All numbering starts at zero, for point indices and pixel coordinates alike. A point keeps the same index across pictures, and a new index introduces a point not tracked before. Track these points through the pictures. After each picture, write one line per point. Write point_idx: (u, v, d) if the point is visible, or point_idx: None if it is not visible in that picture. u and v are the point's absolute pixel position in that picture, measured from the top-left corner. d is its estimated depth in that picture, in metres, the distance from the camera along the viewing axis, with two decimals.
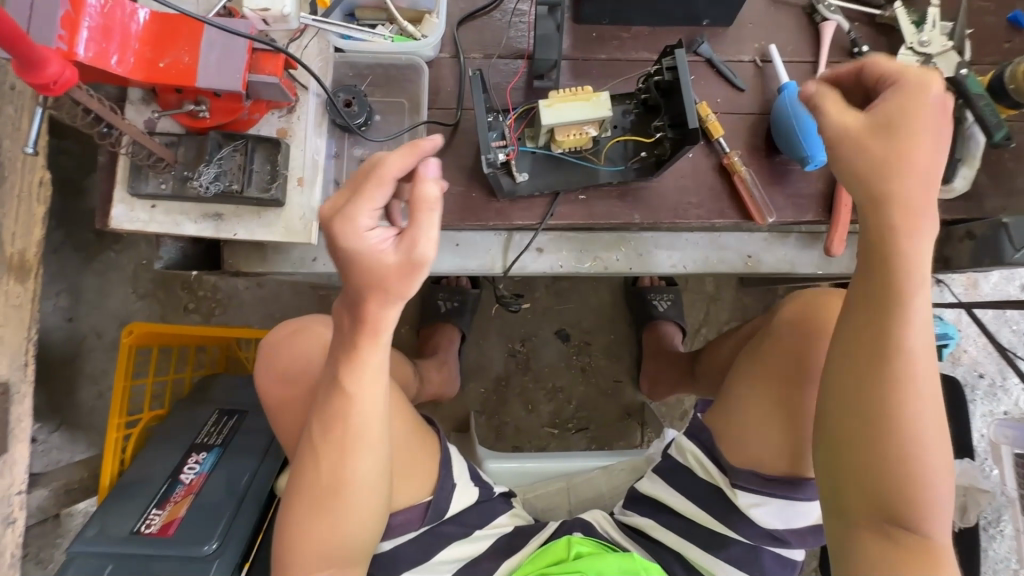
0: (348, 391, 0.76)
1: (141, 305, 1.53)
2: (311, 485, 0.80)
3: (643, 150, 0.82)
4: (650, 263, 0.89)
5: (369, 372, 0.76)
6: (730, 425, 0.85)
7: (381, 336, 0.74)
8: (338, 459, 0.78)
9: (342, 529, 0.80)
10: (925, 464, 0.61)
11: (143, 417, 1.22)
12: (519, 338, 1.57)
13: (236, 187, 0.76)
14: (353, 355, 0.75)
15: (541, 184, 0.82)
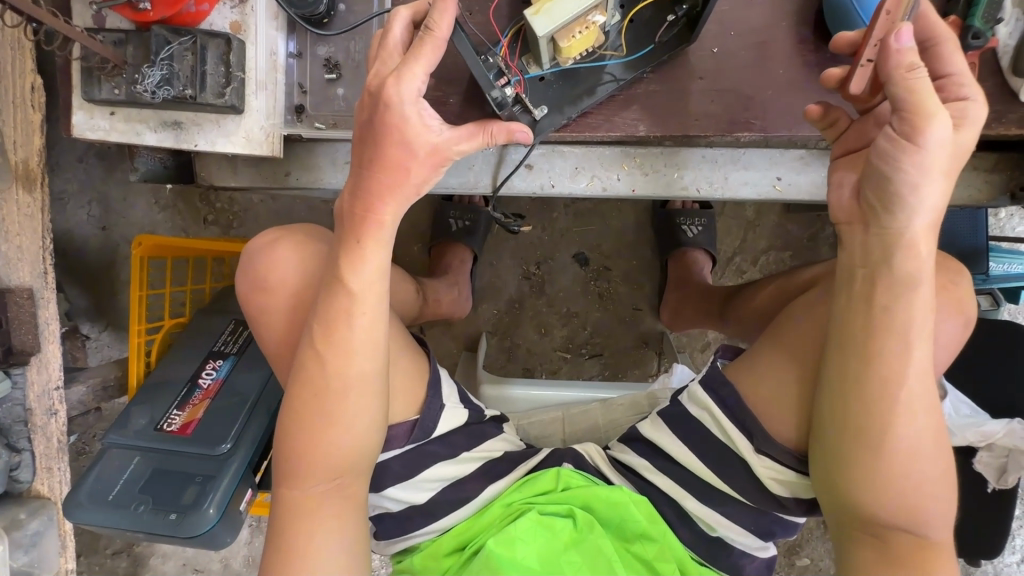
0: (350, 284, 0.62)
1: (165, 216, 1.56)
2: (304, 395, 0.64)
3: (668, 13, 0.68)
4: (658, 185, 0.76)
5: (373, 263, 0.62)
6: (757, 396, 0.74)
7: (386, 225, 0.61)
8: (342, 362, 0.63)
9: (342, 443, 0.65)
10: (914, 475, 0.61)
11: (164, 323, 1.28)
12: (535, 261, 1.49)
13: (189, 92, 0.69)
14: (353, 245, 0.61)
15: (565, 100, 0.69)
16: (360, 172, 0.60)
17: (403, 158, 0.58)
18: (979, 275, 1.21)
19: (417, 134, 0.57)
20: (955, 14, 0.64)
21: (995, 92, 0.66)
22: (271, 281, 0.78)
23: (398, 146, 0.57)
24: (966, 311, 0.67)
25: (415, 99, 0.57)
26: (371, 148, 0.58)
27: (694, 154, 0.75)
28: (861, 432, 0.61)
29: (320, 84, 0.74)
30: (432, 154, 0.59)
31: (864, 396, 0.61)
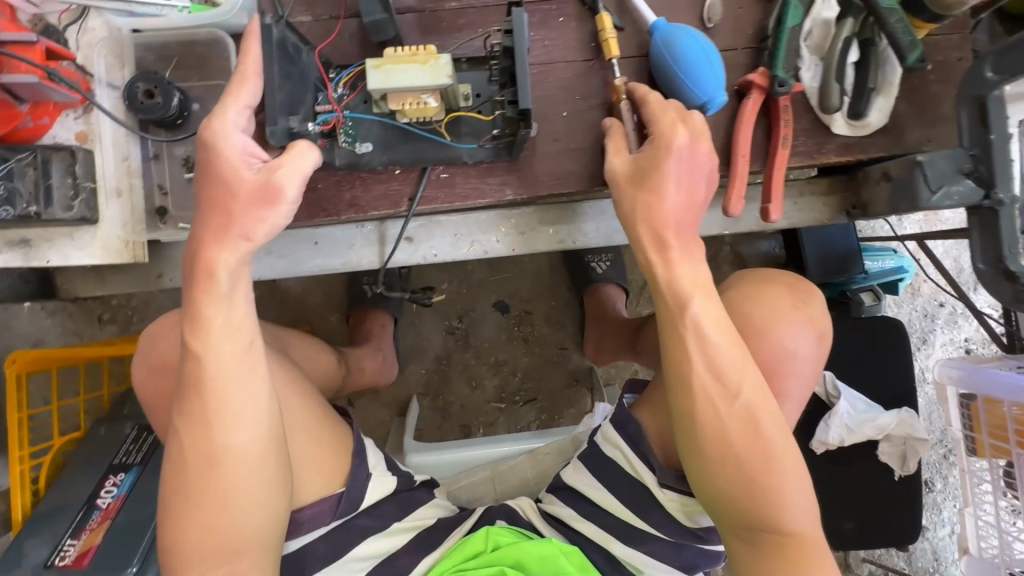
0: (198, 347, 0.56)
1: (53, 321, 1.44)
2: (173, 479, 0.57)
3: (496, 129, 0.70)
4: (536, 241, 0.79)
5: (217, 320, 0.57)
6: (655, 431, 0.78)
7: (220, 275, 0.56)
8: (205, 434, 0.57)
9: (225, 530, 0.58)
10: (760, 468, 0.62)
11: (53, 443, 1.16)
12: (457, 315, 1.49)
13: (32, 210, 0.65)
14: (191, 303, 0.57)
15: (377, 154, 0.70)
16: (198, 222, 0.57)
17: (227, 200, 0.56)
18: (857, 274, 1.32)
19: (232, 172, 0.56)
20: (763, 64, 0.72)
21: (813, 127, 0.74)
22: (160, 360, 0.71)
23: (223, 190, 0.56)
24: (822, 325, 0.74)
25: (231, 133, 0.57)
26: (203, 193, 0.57)
27: (565, 210, 0.78)
28: (698, 437, 0.63)
29: (182, 183, 0.72)
30: (258, 186, 0.56)
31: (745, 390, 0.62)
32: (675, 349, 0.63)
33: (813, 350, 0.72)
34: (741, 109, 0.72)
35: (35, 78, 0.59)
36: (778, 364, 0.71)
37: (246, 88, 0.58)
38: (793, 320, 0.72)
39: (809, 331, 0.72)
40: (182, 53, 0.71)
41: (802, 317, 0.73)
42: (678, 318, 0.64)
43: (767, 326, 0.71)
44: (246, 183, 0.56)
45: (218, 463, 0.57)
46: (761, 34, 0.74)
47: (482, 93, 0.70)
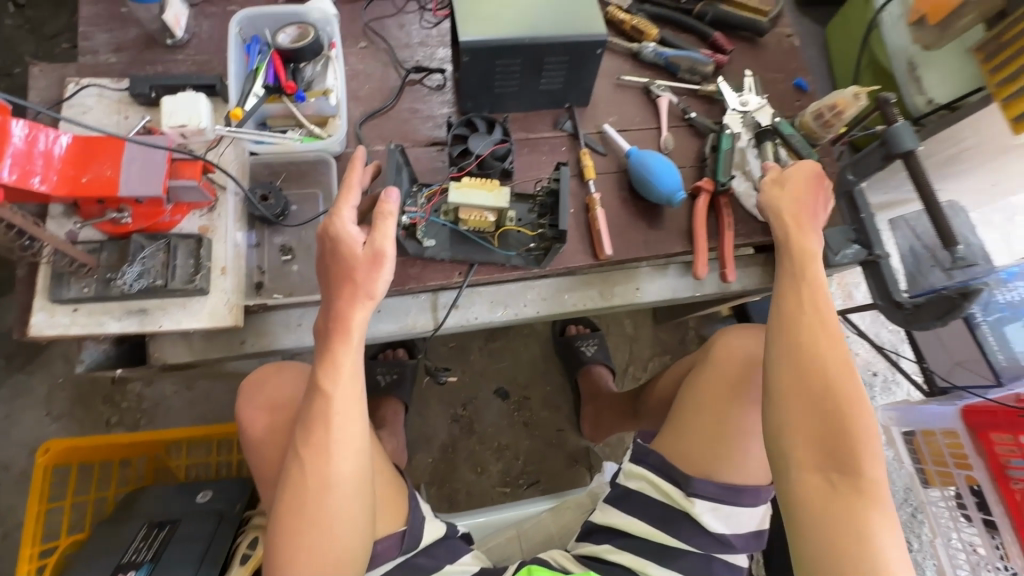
0: (326, 387, 0.70)
1: (58, 426, 1.45)
2: (291, 501, 0.67)
3: (532, 243, 0.94)
4: (556, 305, 1.01)
5: (345, 369, 0.71)
6: (673, 452, 0.92)
7: (354, 331, 0.71)
8: (321, 464, 0.68)
9: (328, 548, 0.67)
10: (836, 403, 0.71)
11: (59, 544, 1.14)
12: (461, 402, 1.61)
13: (159, 282, 0.82)
14: (328, 348, 0.71)
15: (439, 250, 0.93)
16: (331, 288, 0.73)
17: (355, 273, 0.71)
18: None
19: (350, 251, 0.72)
20: (707, 175, 1.03)
21: (746, 216, 1.04)
22: (270, 399, 0.84)
23: (349, 265, 0.72)
24: None
25: (348, 224, 0.73)
26: (332, 267, 0.73)
27: (578, 281, 1.02)
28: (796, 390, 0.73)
29: (277, 265, 0.91)
30: (370, 258, 0.72)
31: (837, 357, 0.73)
32: (793, 308, 0.76)
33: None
34: (694, 205, 1.02)
35: (194, 181, 0.81)
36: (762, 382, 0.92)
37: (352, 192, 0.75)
38: None
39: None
40: (289, 169, 0.94)
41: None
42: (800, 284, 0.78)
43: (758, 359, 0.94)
44: (362, 257, 0.71)
45: (332, 487, 0.68)
46: (700, 157, 1.07)
47: (527, 216, 0.94)
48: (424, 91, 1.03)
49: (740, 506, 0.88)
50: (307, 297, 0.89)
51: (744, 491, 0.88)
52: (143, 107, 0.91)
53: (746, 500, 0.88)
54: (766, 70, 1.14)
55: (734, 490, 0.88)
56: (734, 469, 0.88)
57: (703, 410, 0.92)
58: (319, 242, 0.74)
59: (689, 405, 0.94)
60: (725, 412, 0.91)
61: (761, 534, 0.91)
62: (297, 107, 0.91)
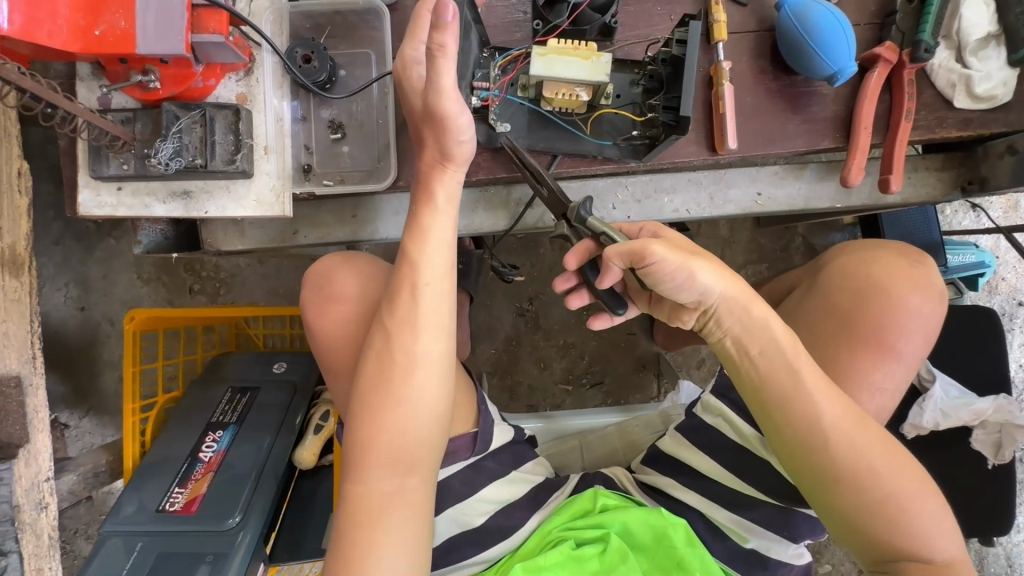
0: (415, 256, 0.66)
1: (149, 289, 1.54)
2: (375, 377, 0.64)
3: (635, 129, 0.74)
4: (652, 208, 0.82)
5: (436, 247, 0.67)
6: None
7: (440, 204, 0.67)
8: (406, 340, 0.65)
9: (409, 427, 0.64)
10: (902, 499, 0.61)
11: (158, 400, 1.25)
12: (528, 297, 1.52)
13: (198, 162, 0.71)
14: (417, 218, 0.67)
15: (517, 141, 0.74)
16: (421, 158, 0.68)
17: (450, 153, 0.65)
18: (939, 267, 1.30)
19: (435, 95, 0.62)
20: (890, 39, 0.73)
21: (933, 103, 0.76)
22: (332, 295, 0.79)
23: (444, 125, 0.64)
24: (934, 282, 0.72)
25: (414, 66, 0.66)
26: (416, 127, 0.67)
27: (680, 177, 0.81)
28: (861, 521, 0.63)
29: (326, 144, 0.77)
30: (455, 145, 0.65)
31: (915, 504, 0.61)
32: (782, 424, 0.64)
33: (931, 313, 0.69)
34: (864, 81, 0.74)
35: (221, 37, 0.66)
36: (888, 315, 0.68)
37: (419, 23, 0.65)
38: (902, 277, 0.70)
39: (928, 292, 0.69)
40: (335, 22, 0.76)
41: (917, 279, 0.70)
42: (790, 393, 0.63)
43: (883, 285, 0.69)
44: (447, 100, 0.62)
45: (418, 366, 0.64)
46: (885, 10, 0.76)
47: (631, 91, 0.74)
48: None
49: None
50: (360, 185, 0.77)
51: None
52: None
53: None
54: None
55: None
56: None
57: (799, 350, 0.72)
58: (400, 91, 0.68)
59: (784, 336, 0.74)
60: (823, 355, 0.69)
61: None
62: None
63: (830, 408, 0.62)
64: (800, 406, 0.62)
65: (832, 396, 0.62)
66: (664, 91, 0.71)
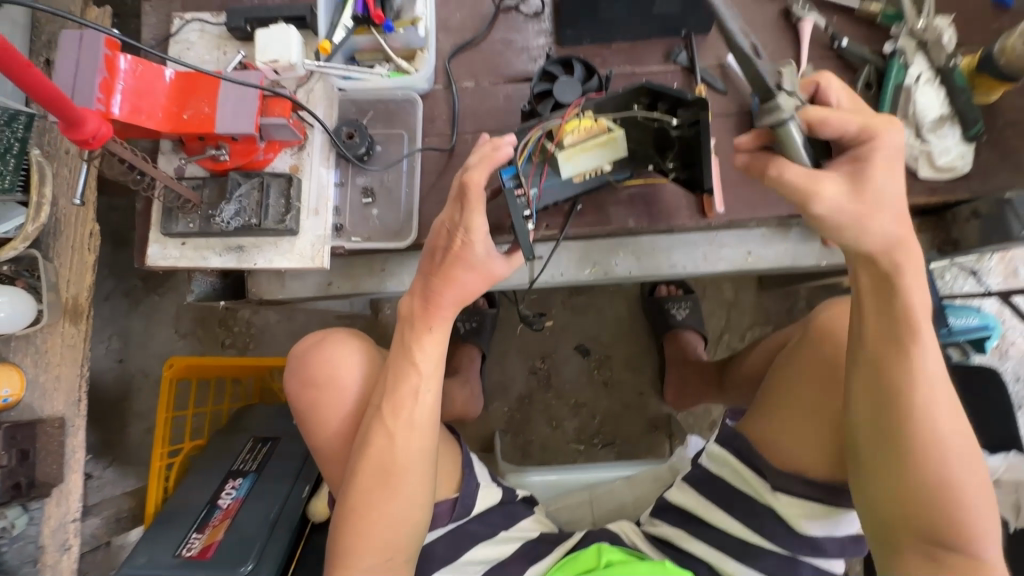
0: (416, 360, 0.70)
1: (184, 343, 1.64)
2: (371, 467, 0.69)
3: (651, 164, 0.81)
4: (654, 265, 0.91)
5: (434, 353, 0.71)
6: (768, 439, 0.79)
7: (442, 311, 0.71)
8: (406, 439, 0.69)
9: (400, 513, 0.68)
10: (966, 488, 0.61)
11: (184, 446, 1.30)
12: (540, 355, 1.57)
13: (254, 221, 0.83)
14: (418, 327, 0.71)
15: (552, 199, 0.81)
16: (427, 283, 0.70)
17: (464, 276, 0.69)
18: (943, 328, 1.31)
19: (469, 247, 0.68)
20: None
21: (899, 174, 0.85)
22: (323, 376, 0.77)
23: (460, 270, 0.69)
24: None
25: (480, 242, 0.68)
26: (431, 254, 0.70)
27: (678, 240, 0.90)
28: (916, 489, 0.62)
29: (358, 207, 0.88)
30: (484, 272, 0.70)
31: (978, 494, 0.61)
32: (889, 367, 0.63)
33: None
34: None
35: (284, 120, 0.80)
36: None
37: (475, 208, 0.65)
38: None
39: None
40: (376, 108, 0.90)
41: None
42: (887, 351, 0.63)
43: None
44: (481, 265, 0.69)
45: (405, 459, 0.69)
46: (848, 96, 0.87)
47: (641, 142, 0.80)
48: (519, 19, 0.93)
49: (844, 509, 0.75)
50: (383, 245, 0.87)
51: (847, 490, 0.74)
52: (240, 42, 0.91)
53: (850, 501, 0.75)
54: None
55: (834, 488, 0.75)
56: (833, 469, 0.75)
57: (790, 389, 0.79)
58: (432, 236, 0.70)
59: (783, 388, 0.80)
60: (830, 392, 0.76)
61: (861, 541, 0.79)
62: (385, 39, 0.86)
63: (935, 388, 0.62)
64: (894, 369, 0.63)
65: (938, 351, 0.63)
66: (678, 153, 0.78)
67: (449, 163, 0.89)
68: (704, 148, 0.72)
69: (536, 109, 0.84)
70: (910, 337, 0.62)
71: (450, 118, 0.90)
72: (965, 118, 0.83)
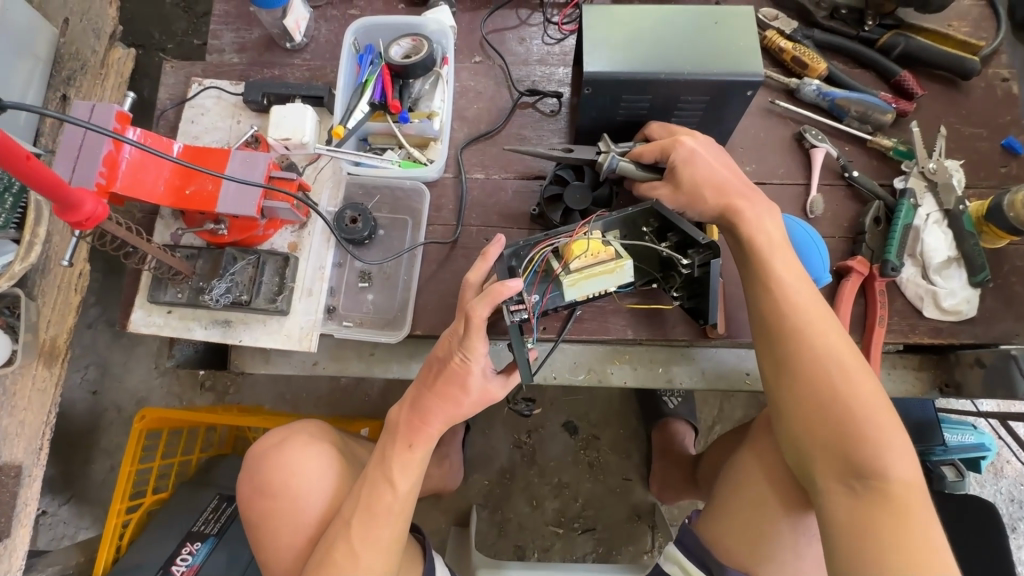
0: (391, 475, 0.69)
1: (162, 381, 1.59)
2: None
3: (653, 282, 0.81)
4: (648, 376, 0.89)
5: (410, 471, 0.69)
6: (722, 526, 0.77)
7: (427, 430, 0.70)
8: (367, 562, 0.66)
9: None
10: (889, 460, 0.61)
11: (145, 500, 1.24)
12: (526, 429, 1.53)
13: (244, 299, 0.81)
14: (402, 441, 0.70)
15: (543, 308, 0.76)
16: (418, 397, 0.70)
17: (459, 396, 0.68)
18: (939, 446, 1.28)
19: (465, 374, 0.67)
20: (861, 254, 0.84)
21: (902, 311, 0.84)
22: (278, 484, 0.76)
23: (456, 387, 0.68)
24: None
25: (476, 368, 0.67)
26: (431, 370, 0.70)
27: (677, 353, 0.89)
28: (839, 459, 0.63)
29: (353, 290, 0.87)
30: (482, 395, 0.69)
31: (903, 463, 0.62)
32: (798, 354, 0.67)
33: None
34: (841, 287, 0.83)
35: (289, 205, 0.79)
36: None
37: (477, 338, 0.64)
38: None
39: None
40: (383, 193, 0.90)
41: None
42: (791, 338, 0.68)
43: None
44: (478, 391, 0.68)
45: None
46: (856, 227, 0.87)
47: (643, 260, 0.77)
48: (536, 116, 0.93)
49: None
50: (375, 334, 0.85)
51: None
52: (255, 113, 0.91)
53: None
54: (960, 121, 0.90)
55: None
56: (786, 555, 0.73)
57: (742, 491, 0.77)
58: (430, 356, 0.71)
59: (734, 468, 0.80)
60: (780, 471, 0.74)
61: None
62: (400, 127, 0.87)
63: (840, 350, 0.66)
64: (800, 350, 0.67)
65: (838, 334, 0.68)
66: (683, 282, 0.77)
67: (451, 253, 0.87)
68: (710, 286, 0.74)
69: (546, 214, 0.84)
70: (808, 322, 0.68)
71: (457, 208, 0.89)
72: (972, 264, 0.82)
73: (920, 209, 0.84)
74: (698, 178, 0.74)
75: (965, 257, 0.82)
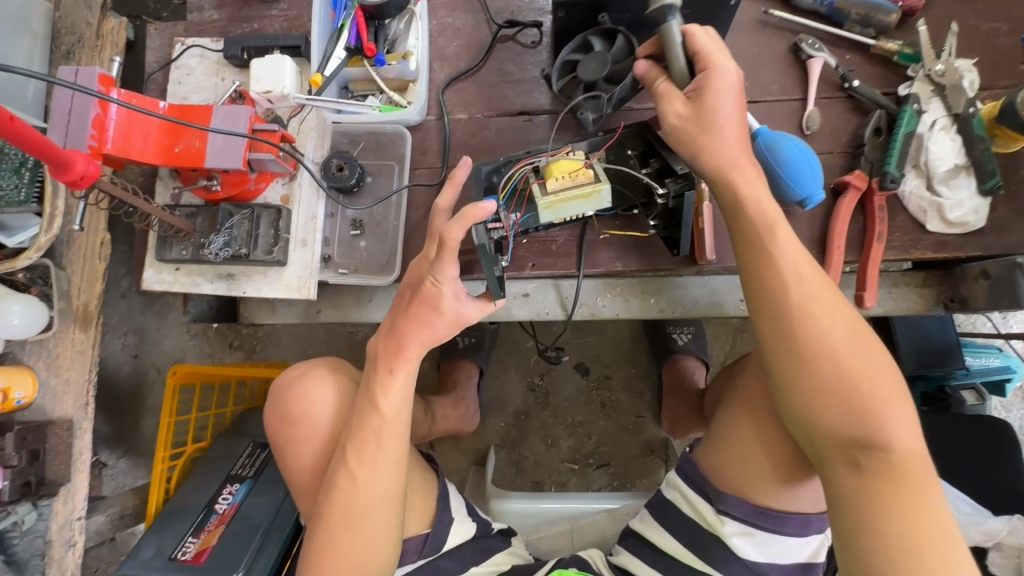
0: (380, 408, 0.72)
1: (194, 343, 1.69)
2: (335, 508, 0.70)
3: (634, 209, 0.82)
4: (639, 308, 0.90)
5: (398, 397, 0.73)
6: (714, 464, 0.78)
7: (408, 357, 0.73)
8: (369, 480, 0.70)
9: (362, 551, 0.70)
10: (890, 428, 0.60)
11: (186, 449, 1.35)
12: (538, 373, 1.57)
13: (243, 251, 0.84)
14: (387, 374, 0.73)
15: (529, 222, 0.80)
16: (394, 324, 0.73)
17: (431, 317, 0.71)
18: (958, 370, 1.24)
19: (436, 295, 0.69)
20: (859, 168, 0.80)
21: (905, 226, 0.81)
22: (290, 420, 0.81)
23: (429, 310, 0.70)
24: None
25: (444, 287, 0.69)
26: (402, 308, 0.73)
27: (667, 284, 0.89)
28: (841, 432, 0.61)
29: (346, 239, 0.89)
30: (456, 317, 0.72)
31: (906, 427, 0.61)
32: (798, 325, 0.63)
33: None
34: (836, 206, 0.81)
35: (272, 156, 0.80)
36: None
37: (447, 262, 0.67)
38: None
39: None
40: (368, 139, 0.91)
41: None
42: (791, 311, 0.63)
43: None
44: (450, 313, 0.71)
45: (365, 496, 0.70)
46: (856, 141, 0.83)
47: (625, 185, 0.80)
48: (518, 49, 0.90)
49: (781, 534, 0.75)
50: (370, 279, 0.88)
51: (786, 518, 0.73)
52: (238, 69, 0.92)
53: (791, 528, 0.74)
54: (976, 16, 0.83)
55: (773, 516, 0.74)
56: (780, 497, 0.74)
57: (731, 445, 0.76)
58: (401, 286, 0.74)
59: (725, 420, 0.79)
60: (772, 426, 0.73)
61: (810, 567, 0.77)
62: (377, 71, 0.86)
63: (839, 317, 0.63)
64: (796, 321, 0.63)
65: (835, 301, 0.63)
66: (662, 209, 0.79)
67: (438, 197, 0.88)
68: (684, 216, 0.76)
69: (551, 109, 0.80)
70: (801, 283, 0.64)
71: (442, 151, 0.89)
72: (982, 170, 0.77)
73: (925, 116, 0.79)
74: (717, 108, 0.66)
75: (975, 163, 0.77)
